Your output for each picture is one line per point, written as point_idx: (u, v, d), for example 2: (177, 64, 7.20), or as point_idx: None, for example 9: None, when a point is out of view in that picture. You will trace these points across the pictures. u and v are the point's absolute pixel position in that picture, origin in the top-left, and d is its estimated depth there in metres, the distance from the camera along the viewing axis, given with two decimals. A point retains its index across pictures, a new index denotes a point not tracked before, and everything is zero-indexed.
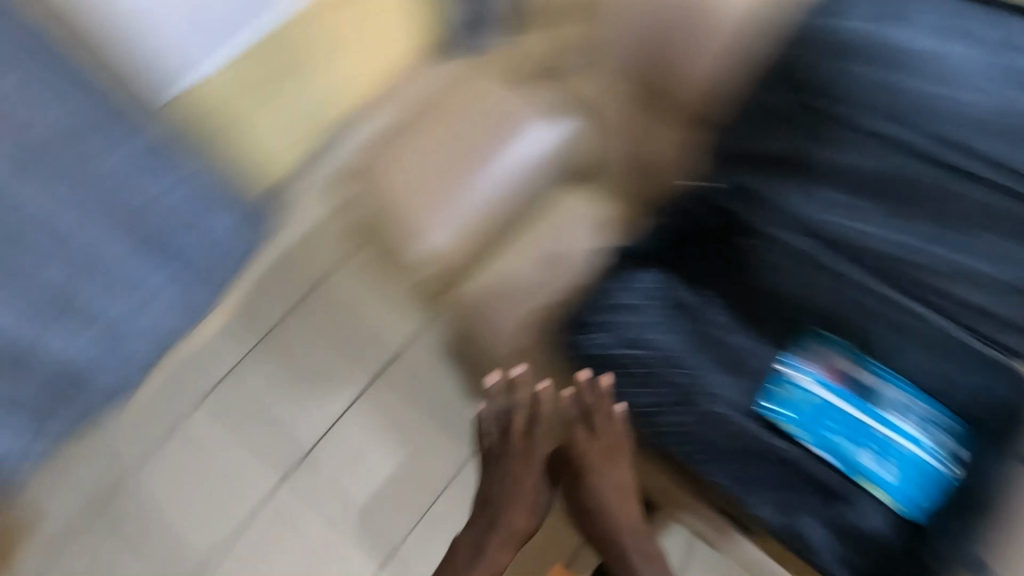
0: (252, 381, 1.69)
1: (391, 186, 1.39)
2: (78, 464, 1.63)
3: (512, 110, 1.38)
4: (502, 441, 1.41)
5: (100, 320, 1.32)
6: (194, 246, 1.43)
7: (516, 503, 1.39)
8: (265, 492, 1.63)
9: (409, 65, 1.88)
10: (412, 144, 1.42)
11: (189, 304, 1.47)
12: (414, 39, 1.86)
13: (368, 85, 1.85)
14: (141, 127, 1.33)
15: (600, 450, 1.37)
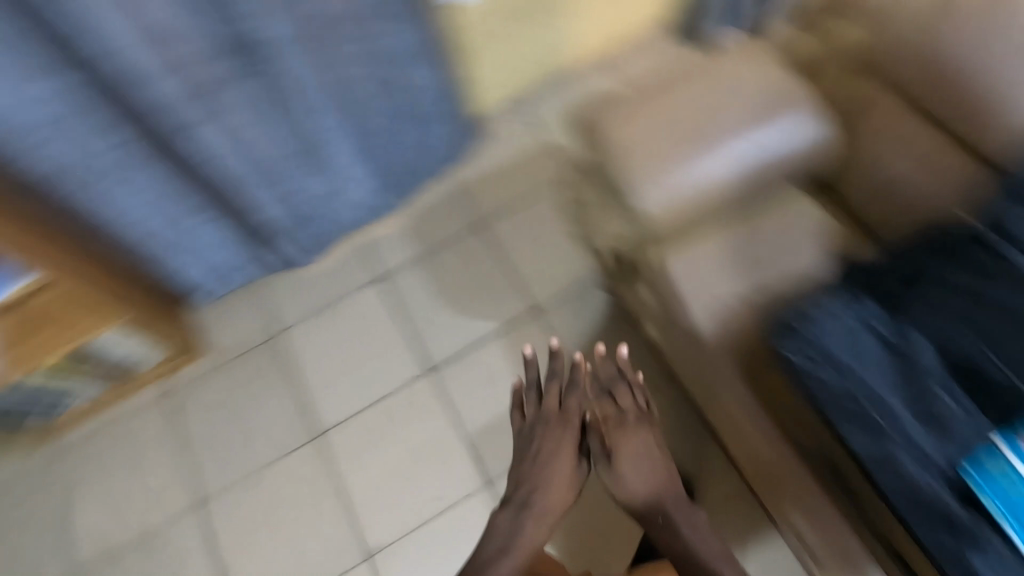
0: (414, 283, 2.01)
1: (621, 134, 1.33)
2: (255, 299, 2.02)
3: (780, 91, 1.34)
4: (535, 410, 1.38)
5: (323, 188, 1.82)
6: (397, 154, 1.91)
7: (553, 477, 1.31)
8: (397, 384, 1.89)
9: (609, 51, 2.25)
10: (654, 99, 1.35)
11: (377, 191, 1.98)
12: (647, 16, 2.19)
13: (576, 57, 2.20)
14: (414, 25, 1.53)
15: (622, 422, 1.34)
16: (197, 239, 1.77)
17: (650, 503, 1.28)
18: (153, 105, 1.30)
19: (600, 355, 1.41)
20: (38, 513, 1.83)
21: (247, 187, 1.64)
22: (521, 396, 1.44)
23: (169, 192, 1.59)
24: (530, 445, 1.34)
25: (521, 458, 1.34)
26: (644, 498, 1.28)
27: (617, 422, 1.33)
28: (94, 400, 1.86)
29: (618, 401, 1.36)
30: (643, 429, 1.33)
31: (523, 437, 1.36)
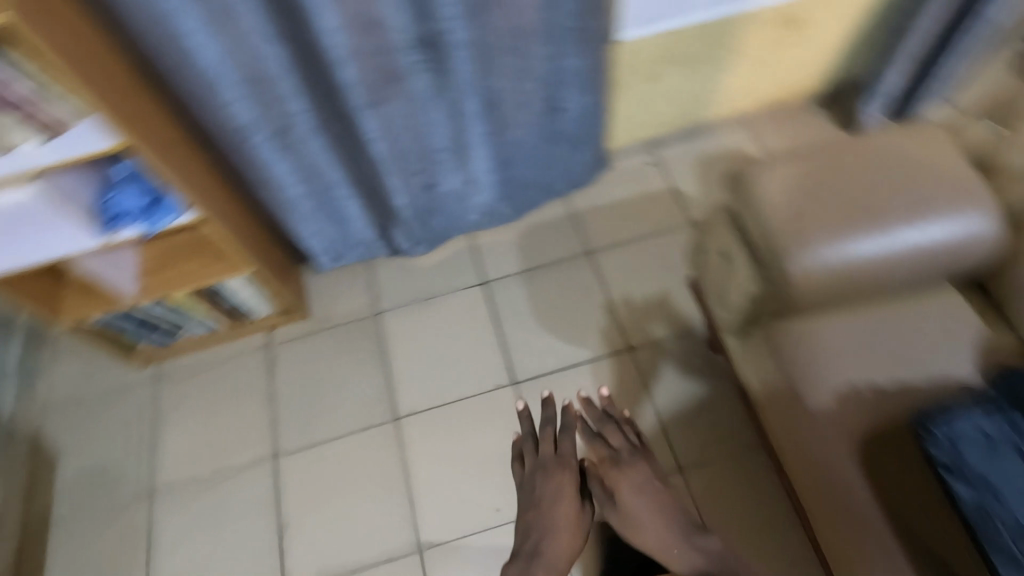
0: (511, 296, 2.03)
1: (770, 192, 1.29)
2: (360, 278, 2.10)
3: (958, 182, 1.26)
4: (535, 457, 1.35)
5: (453, 190, 1.90)
6: (529, 175, 1.96)
7: (558, 522, 1.28)
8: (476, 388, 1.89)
9: (747, 114, 2.26)
10: (810, 162, 1.31)
11: (499, 207, 2.04)
12: (795, 81, 2.17)
13: (716, 114, 2.22)
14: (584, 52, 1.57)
15: (617, 462, 1.33)
16: (332, 219, 1.86)
17: (657, 539, 1.26)
18: (339, 83, 1.44)
19: (584, 401, 1.41)
20: (125, 434, 1.92)
21: (391, 175, 1.74)
22: (519, 447, 1.41)
23: (327, 173, 1.68)
24: (533, 494, 1.31)
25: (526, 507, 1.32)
26: (650, 534, 1.26)
27: (613, 463, 1.33)
28: (205, 338, 1.99)
29: (610, 441, 1.36)
30: (638, 464, 1.32)
31: (527, 488, 1.33)
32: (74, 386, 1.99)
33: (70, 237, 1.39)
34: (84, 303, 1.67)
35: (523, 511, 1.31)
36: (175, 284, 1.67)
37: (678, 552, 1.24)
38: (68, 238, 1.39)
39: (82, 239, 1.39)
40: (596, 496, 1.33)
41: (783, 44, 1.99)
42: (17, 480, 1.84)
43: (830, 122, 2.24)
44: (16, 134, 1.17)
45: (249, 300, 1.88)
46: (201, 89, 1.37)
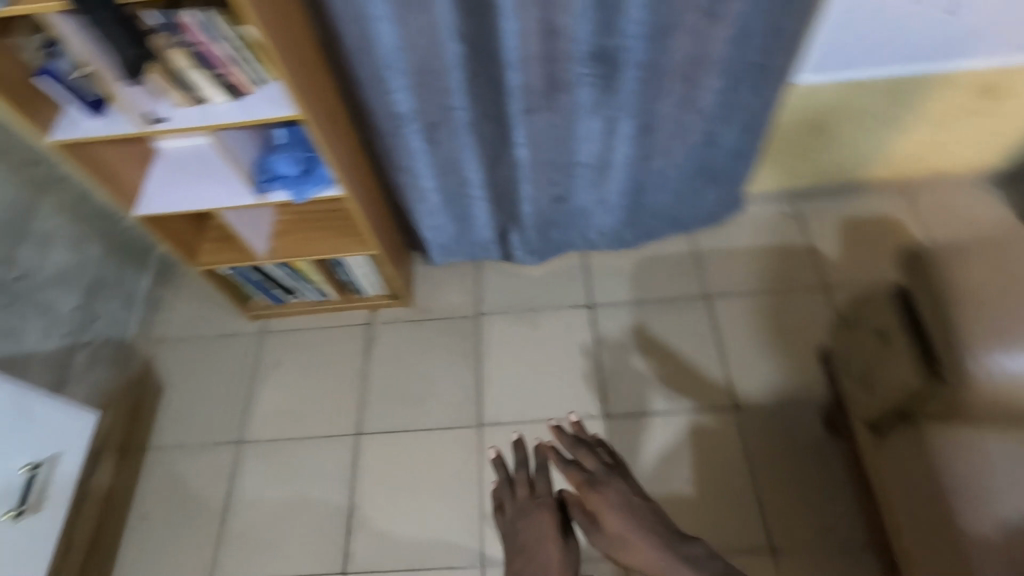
0: (614, 324, 1.96)
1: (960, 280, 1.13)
2: (466, 276, 2.09)
3: None
4: (515, 499, 1.47)
5: (580, 206, 1.85)
6: (659, 207, 1.88)
7: (545, 554, 1.36)
8: (565, 414, 1.83)
9: (907, 182, 2.07)
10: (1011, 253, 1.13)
11: (621, 232, 1.97)
12: (970, 157, 1.98)
13: (872, 177, 2.04)
14: (759, 101, 1.48)
15: (593, 484, 1.41)
16: (456, 215, 1.86)
17: (645, 557, 1.34)
18: (504, 89, 1.43)
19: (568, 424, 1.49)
20: (226, 380, 2.00)
21: (525, 182, 1.72)
22: (498, 497, 1.52)
23: (464, 170, 1.68)
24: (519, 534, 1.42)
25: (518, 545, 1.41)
26: (640, 550, 1.34)
27: (590, 486, 1.40)
28: (313, 304, 2.05)
29: (583, 465, 1.43)
30: (611, 482, 1.41)
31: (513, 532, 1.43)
32: (189, 324, 2.10)
33: (229, 190, 1.47)
34: (219, 251, 1.75)
35: (510, 558, 1.40)
36: (304, 250, 1.72)
37: (664, 563, 1.32)
38: (227, 190, 1.47)
39: (240, 193, 1.46)
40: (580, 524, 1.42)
41: (970, 118, 1.82)
42: (126, 400, 1.95)
43: (1004, 206, 2.01)
44: (208, 88, 1.23)
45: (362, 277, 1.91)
46: (367, 78, 1.39)
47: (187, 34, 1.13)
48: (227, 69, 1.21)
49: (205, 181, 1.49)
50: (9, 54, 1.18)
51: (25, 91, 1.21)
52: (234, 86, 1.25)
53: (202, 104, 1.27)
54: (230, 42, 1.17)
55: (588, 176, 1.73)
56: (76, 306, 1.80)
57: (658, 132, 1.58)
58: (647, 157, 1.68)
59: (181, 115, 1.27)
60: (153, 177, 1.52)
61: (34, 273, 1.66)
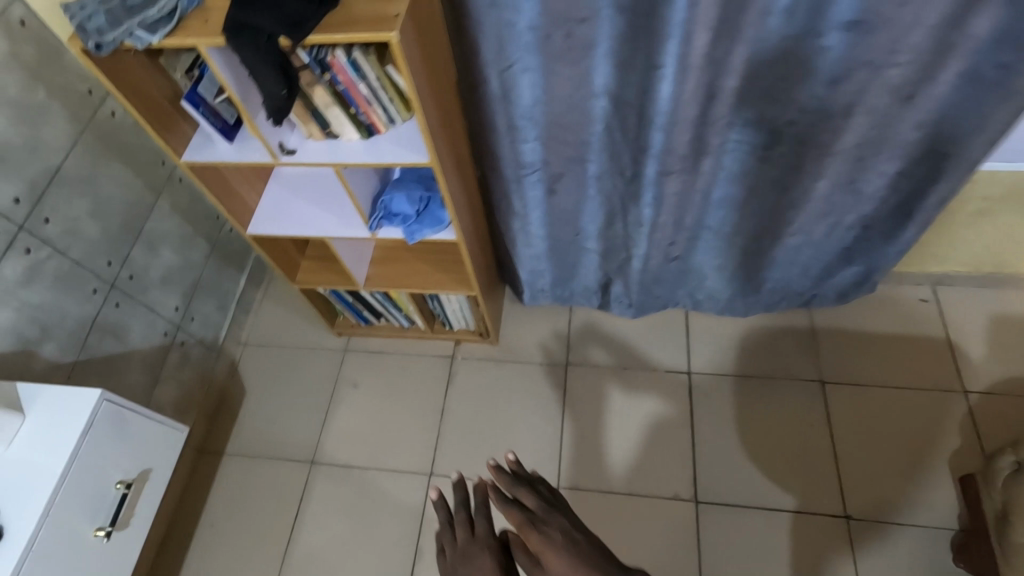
0: (713, 398, 1.81)
1: None
2: (558, 322, 2.00)
3: None
4: (454, 546, 1.14)
5: (693, 269, 1.71)
6: (784, 281, 1.71)
7: None
8: (651, 490, 1.70)
9: None
10: None
11: (735, 302, 1.81)
12: None
13: None
14: (934, 191, 1.30)
15: (535, 523, 1.03)
16: (558, 263, 1.77)
17: None
18: (642, 149, 1.32)
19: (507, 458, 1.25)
20: (305, 395, 1.99)
21: (641, 241, 1.60)
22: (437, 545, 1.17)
23: (576, 219, 1.58)
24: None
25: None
26: None
27: (530, 525, 1.03)
28: (399, 330, 2.01)
29: (523, 502, 1.07)
30: (556, 520, 1.03)
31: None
32: (277, 332, 2.12)
33: (345, 221, 1.42)
34: (319, 273, 1.72)
35: None
36: (404, 282, 1.66)
37: None
38: (343, 221, 1.42)
39: (355, 226, 1.41)
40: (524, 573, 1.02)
41: None
42: (209, 400, 1.97)
43: None
44: (344, 126, 1.18)
45: (454, 313, 1.85)
46: (501, 127, 1.31)
47: (335, 72, 1.08)
48: (368, 109, 1.16)
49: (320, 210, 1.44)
50: (158, 67, 1.18)
51: (167, 108, 1.20)
52: (371, 125, 1.20)
53: (336, 140, 1.22)
54: (377, 82, 1.11)
55: (715, 243, 1.61)
56: (176, 306, 1.83)
57: (806, 212, 1.41)
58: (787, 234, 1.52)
59: (313, 148, 1.22)
60: (268, 200, 1.49)
61: (144, 273, 1.69)
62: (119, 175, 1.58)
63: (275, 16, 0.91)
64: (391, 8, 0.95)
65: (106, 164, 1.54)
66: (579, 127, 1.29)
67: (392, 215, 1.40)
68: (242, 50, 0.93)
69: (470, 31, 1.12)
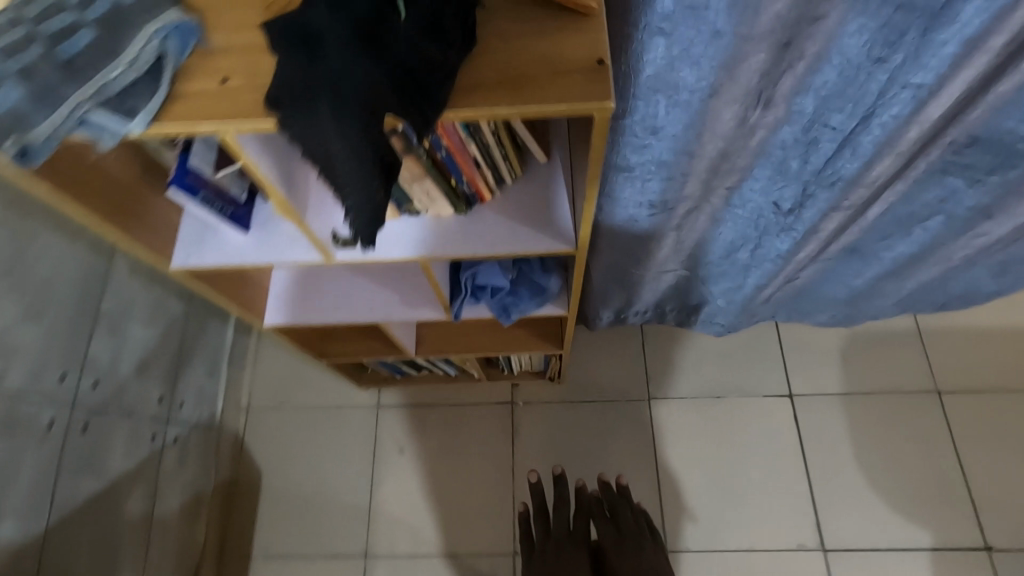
0: (822, 423, 1.60)
1: None
2: (631, 347, 1.69)
3: None
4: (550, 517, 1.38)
5: (814, 291, 1.42)
6: (913, 297, 1.45)
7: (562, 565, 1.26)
8: (769, 541, 1.51)
9: None
10: None
11: (849, 317, 1.55)
12: None
13: None
14: None
15: (625, 544, 1.31)
16: (645, 289, 1.44)
17: None
18: (821, 184, 0.97)
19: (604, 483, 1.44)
20: (340, 471, 1.63)
21: (768, 273, 1.29)
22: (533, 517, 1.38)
23: (688, 249, 1.24)
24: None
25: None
26: None
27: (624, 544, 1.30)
28: (446, 378, 1.63)
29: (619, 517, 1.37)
30: (644, 551, 1.29)
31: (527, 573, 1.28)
32: (287, 391, 1.70)
33: (409, 301, 1.04)
34: (352, 342, 1.31)
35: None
36: (472, 346, 1.30)
37: None
38: (407, 301, 1.04)
39: (427, 306, 1.03)
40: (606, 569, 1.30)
41: None
42: (217, 491, 1.58)
43: None
44: (436, 201, 0.77)
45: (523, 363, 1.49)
46: (633, 164, 0.92)
47: (436, 132, 0.67)
48: (475, 176, 0.75)
49: (372, 287, 1.06)
50: (132, 146, 0.74)
51: (146, 195, 0.76)
52: (473, 194, 0.79)
53: (418, 219, 0.81)
54: (493, 136, 0.71)
55: (852, 269, 1.31)
56: (161, 396, 1.39)
57: (995, 236, 1.13)
58: (952, 258, 1.23)
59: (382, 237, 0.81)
60: (292, 280, 1.07)
61: (113, 374, 1.24)
62: (52, 251, 1.08)
63: (371, 60, 0.50)
64: (569, 47, 0.54)
65: (30, 240, 1.04)
66: (743, 157, 0.93)
67: (481, 293, 1.01)
68: (303, 129, 0.51)
69: (629, 45, 0.71)
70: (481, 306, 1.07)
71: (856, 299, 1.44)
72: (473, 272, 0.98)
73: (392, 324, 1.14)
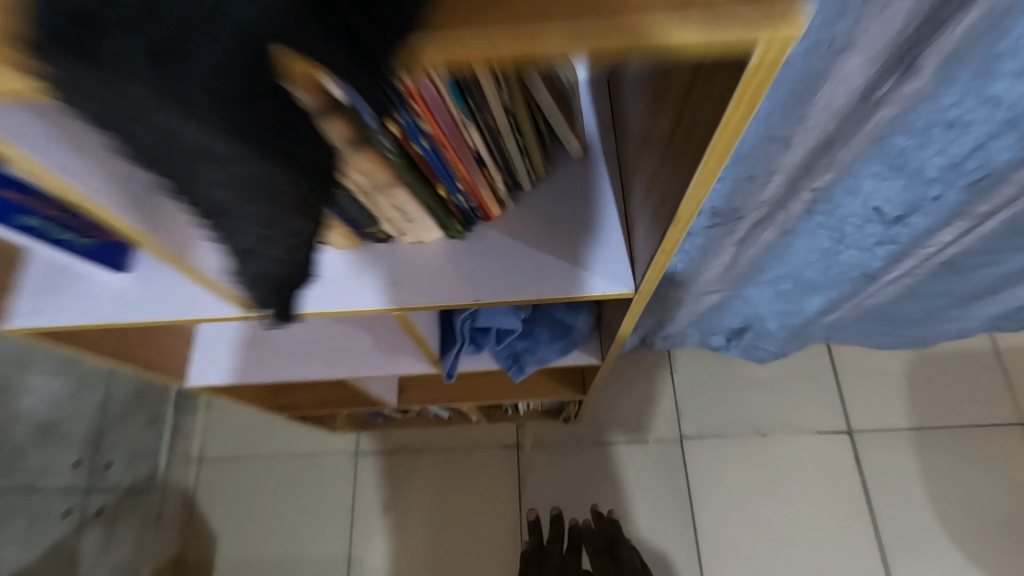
0: (886, 463, 1.34)
1: None
2: (657, 377, 1.42)
3: None
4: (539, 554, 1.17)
5: (889, 314, 1.16)
6: (1007, 318, 1.18)
7: None
8: None
9: None
10: None
11: (922, 339, 1.29)
12: None
13: None
14: None
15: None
16: (680, 313, 1.18)
17: None
18: (956, 180, 0.71)
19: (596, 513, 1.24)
20: (311, 536, 1.35)
21: (840, 294, 1.02)
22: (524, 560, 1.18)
23: (745, 269, 0.97)
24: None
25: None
26: None
27: None
28: (438, 420, 1.35)
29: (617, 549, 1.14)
30: None
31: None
32: (247, 438, 1.42)
33: (385, 350, 0.78)
34: (320, 391, 1.07)
35: None
36: (470, 393, 1.02)
37: None
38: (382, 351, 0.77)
39: (411, 357, 0.77)
40: None
41: None
42: (159, 562, 1.30)
43: None
44: (417, 221, 0.51)
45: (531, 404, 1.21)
46: None
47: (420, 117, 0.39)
48: (477, 183, 0.49)
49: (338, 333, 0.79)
50: None
51: None
52: (474, 211, 0.53)
53: (391, 247, 0.57)
54: (504, 119, 0.45)
55: (948, 289, 1.04)
56: (78, 461, 1.12)
57: None
58: None
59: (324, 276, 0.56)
60: (229, 330, 0.82)
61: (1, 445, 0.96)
62: None
63: None
64: None
65: None
66: (849, 149, 0.66)
67: (484, 342, 0.74)
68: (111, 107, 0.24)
69: None
70: (482, 356, 0.80)
71: (939, 321, 1.18)
72: (472, 314, 0.71)
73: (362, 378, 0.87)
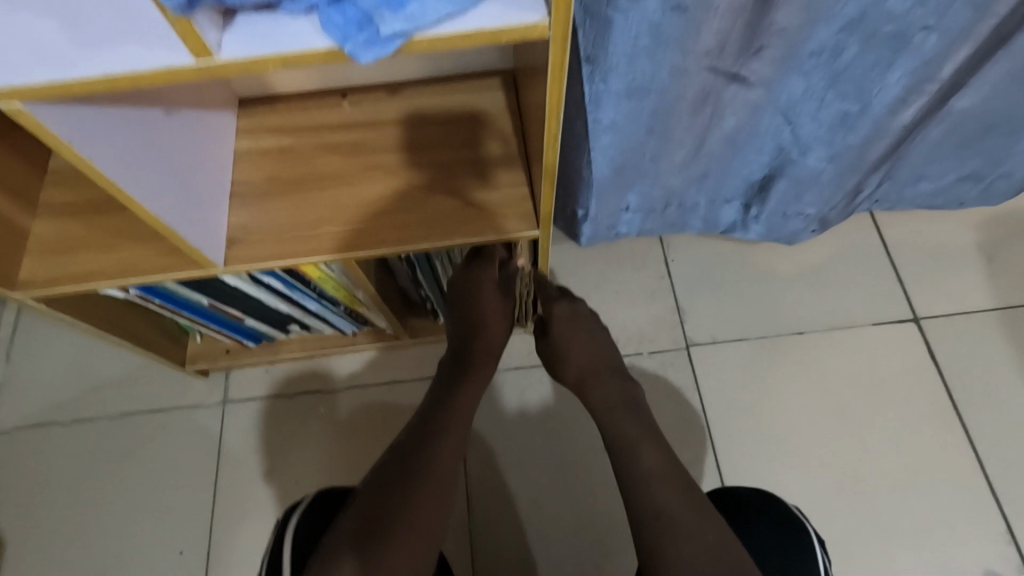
0: (970, 356, 0.95)
1: None
2: (647, 271, 1.02)
3: None
4: (456, 285, 0.78)
5: (982, 121, 0.80)
6: None
7: (463, 374, 0.74)
8: (905, 557, 0.87)
9: None
10: None
11: (1013, 182, 0.92)
12: None
13: None
14: None
15: (568, 320, 0.79)
16: (682, 143, 0.79)
17: (652, 483, 0.65)
18: None
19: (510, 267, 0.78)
20: (155, 517, 0.90)
21: (936, 50, 0.67)
22: (418, 327, 0.93)
23: (795, 12, 0.61)
24: (425, 469, 0.63)
25: (442, 498, 0.62)
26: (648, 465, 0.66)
27: (570, 318, 0.79)
28: (337, 342, 0.93)
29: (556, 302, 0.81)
30: (595, 334, 0.80)
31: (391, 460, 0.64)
32: (57, 396, 0.96)
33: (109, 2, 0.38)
34: (87, 251, 0.62)
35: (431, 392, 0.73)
36: (347, 242, 0.61)
37: (701, 512, 0.62)
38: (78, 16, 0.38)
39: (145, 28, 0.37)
40: (549, 358, 0.80)
41: None
42: None
43: None
44: None
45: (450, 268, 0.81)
46: None
47: None
48: None
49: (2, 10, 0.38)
50: None
51: None
52: None
53: None
54: None
55: None
56: None
57: None
58: None
59: None
60: None
61: None
62: None
63: None
64: None
65: None
66: None
67: None
68: None
69: None
70: (280, 17, 0.37)
71: None
72: None
73: (41, 107, 0.41)
